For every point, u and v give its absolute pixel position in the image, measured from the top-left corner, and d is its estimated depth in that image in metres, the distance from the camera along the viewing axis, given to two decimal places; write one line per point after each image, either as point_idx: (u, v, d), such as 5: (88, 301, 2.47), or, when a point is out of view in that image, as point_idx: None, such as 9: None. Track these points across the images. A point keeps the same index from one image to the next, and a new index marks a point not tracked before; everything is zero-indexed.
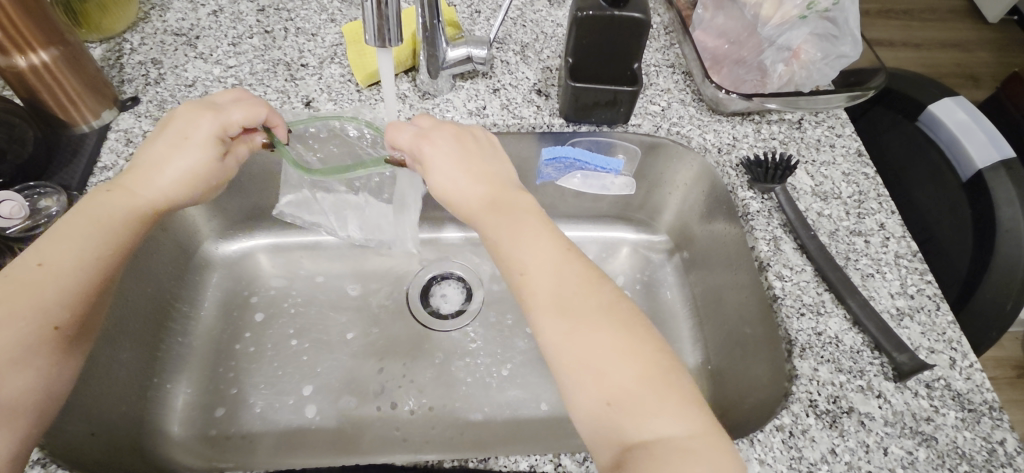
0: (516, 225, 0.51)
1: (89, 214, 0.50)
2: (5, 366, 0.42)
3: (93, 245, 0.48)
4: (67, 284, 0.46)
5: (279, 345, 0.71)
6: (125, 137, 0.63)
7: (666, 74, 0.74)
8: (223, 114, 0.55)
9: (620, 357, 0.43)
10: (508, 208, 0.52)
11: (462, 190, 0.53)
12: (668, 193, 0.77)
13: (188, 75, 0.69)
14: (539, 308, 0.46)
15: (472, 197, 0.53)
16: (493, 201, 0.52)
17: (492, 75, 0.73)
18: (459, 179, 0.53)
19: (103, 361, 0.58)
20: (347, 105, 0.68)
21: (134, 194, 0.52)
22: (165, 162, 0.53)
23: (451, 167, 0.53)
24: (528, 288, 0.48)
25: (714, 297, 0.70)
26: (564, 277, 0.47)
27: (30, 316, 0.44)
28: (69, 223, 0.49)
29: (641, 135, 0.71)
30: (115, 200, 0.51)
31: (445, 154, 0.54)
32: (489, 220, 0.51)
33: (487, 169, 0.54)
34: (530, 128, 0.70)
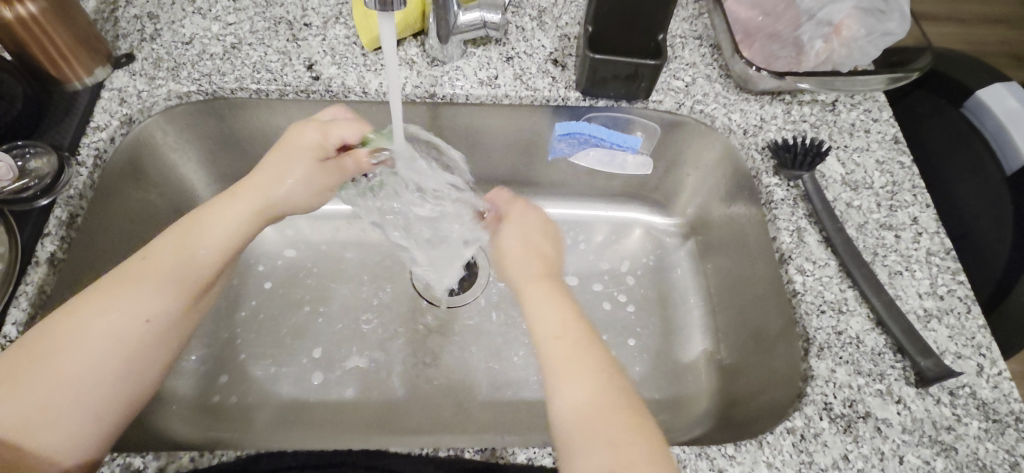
0: (559, 304, 0.50)
1: (207, 215, 0.53)
2: (99, 347, 0.44)
3: (208, 241, 0.52)
4: (171, 279, 0.49)
5: (279, 316, 0.70)
6: (119, 96, 0.61)
7: (693, 46, 0.69)
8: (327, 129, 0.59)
9: (622, 429, 0.42)
10: (550, 291, 0.52)
11: (517, 262, 0.55)
12: (687, 175, 0.73)
13: (185, 32, 0.65)
14: (568, 380, 0.45)
15: (522, 270, 0.54)
16: (547, 281, 0.53)
17: (505, 41, 0.68)
18: (514, 253, 0.55)
19: None
20: (351, 70, 0.64)
21: (245, 200, 0.55)
22: (278, 173, 0.57)
23: (510, 237, 0.56)
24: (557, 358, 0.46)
25: (729, 287, 0.67)
26: (593, 358, 0.46)
27: (126, 305, 0.46)
28: (192, 222, 0.52)
29: (662, 112, 0.66)
30: (231, 203, 0.54)
31: (511, 225, 0.57)
32: (539, 297, 0.51)
33: (545, 249, 0.56)
34: (544, 101, 0.65)
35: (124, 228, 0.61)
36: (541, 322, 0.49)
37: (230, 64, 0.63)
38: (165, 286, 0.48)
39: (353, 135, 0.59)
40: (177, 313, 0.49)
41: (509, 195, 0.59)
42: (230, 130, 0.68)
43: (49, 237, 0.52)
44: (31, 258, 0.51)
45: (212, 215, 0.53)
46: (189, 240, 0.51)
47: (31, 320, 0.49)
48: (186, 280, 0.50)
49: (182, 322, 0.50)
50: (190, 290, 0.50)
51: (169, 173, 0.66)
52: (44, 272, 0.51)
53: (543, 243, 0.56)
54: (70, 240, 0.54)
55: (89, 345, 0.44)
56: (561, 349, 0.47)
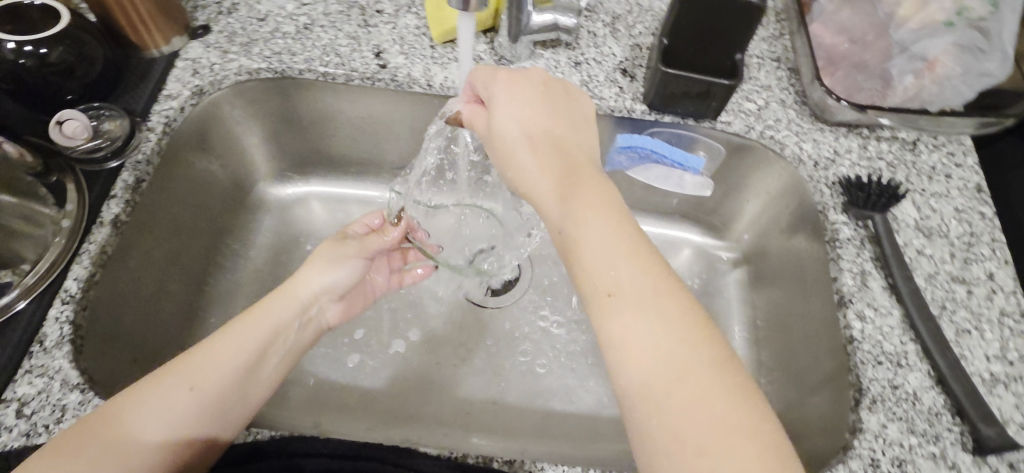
0: (586, 197, 0.43)
1: (265, 302, 0.51)
2: (145, 417, 0.41)
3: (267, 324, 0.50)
4: (228, 355, 0.46)
5: None
6: (193, 67, 0.62)
7: (769, 69, 0.66)
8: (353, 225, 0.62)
9: (706, 368, 0.36)
10: (578, 194, 0.43)
11: (530, 167, 0.46)
12: (748, 199, 0.70)
13: (261, 9, 0.66)
14: (620, 312, 0.38)
15: (535, 163, 0.46)
16: (577, 177, 0.44)
17: (575, 46, 0.67)
18: (514, 145, 0.47)
19: (153, 292, 0.58)
20: (418, 61, 0.64)
21: (302, 290, 0.53)
22: (329, 261, 0.56)
23: (521, 140, 0.46)
24: (600, 281, 0.40)
25: (780, 322, 0.65)
26: (652, 273, 0.40)
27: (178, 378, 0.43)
28: (256, 309, 0.51)
29: (729, 133, 0.64)
30: (287, 295, 0.53)
31: (506, 111, 0.47)
32: (571, 200, 0.43)
33: (566, 136, 0.47)
34: (609, 111, 0.64)
35: (181, 195, 0.62)
36: (580, 237, 0.41)
37: (302, 44, 0.64)
38: (217, 360, 0.45)
39: (376, 220, 0.63)
40: (225, 390, 0.45)
41: (490, 72, 0.49)
42: (294, 109, 0.69)
43: (116, 200, 0.54)
44: (96, 218, 0.53)
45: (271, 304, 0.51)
46: (249, 322, 0.49)
47: (91, 279, 0.50)
48: (241, 356, 0.47)
49: (236, 401, 0.46)
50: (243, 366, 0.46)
51: (230, 144, 0.68)
52: (108, 233, 0.52)
53: (548, 122, 0.47)
54: (134, 204, 0.55)
55: (129, 421, 0.41)
56: (613, 293, 0.39)
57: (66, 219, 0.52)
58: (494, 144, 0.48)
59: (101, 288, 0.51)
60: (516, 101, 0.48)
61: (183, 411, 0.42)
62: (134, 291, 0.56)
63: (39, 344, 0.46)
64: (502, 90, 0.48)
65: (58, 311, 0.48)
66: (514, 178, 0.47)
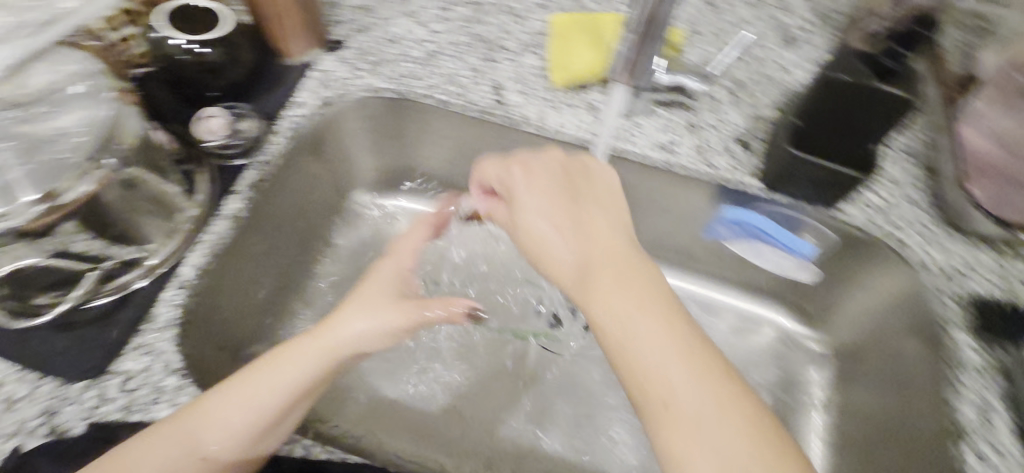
0: (630, 293, 0.39)
1: (280, 356, 0.46)
2: None
3: (283, 386, 0.45)
4: (229, 419, 0.43)
5: None
6: (323, 79, 0.65)
7: (900, 162, 0.62)
8: (404, 254, 0.53)
9: None
10: (623, 286, 0.39)
11: (559, 253, 0.43)
12: (852, 294, 0.66)
13: (393, 31, 0.69)
14: (686, 433, 0.34)
15: (566, 256, 0.42)
16: (608, 260, 0.41)
17: (693, 109, 0.65)
18: (539, 237, 0.44)
19: (246, 284, 0.60)
20: (534, 102, 0.65)
21: (318, 348, 0.46)
22: (358, 317, 0.48)
23: (546, 228, 0.44)
24: (656, 392, 0.35)
25: (871, 434, 0.60)
26: (712, 378, 0.36)
27: (179, 444, 0.42)
28: (270, 361, 0.46)
29: (848, 224, 0.61)
30: (308, 353, 0.46)
31: (526, 198, 0.46)
32: (599, 294, 0.39)
33: (594, 220, 0.44)
34: (720, 181, 0.62)
35: (292, 197, 0.64)
36: (625, 338, 0.37)
37: (427, 71, 0.67)
38: (220, 426, 0.43)
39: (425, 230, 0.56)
40: (231, 453, 0.43)
41: (502, 160, 0.50)
42: (404, 129, 0.69)
43: (237, 196, 0.57)
44: (218, 211, 0.56)
45: (287, 359, 0.46)
46: (260, 380, 0.45)
47: (206, 269, 0.53)
48: (242, 420, 0.43)
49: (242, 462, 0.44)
50: (259, 417, 0.44)
51: (341, 153, 0.70)
52: (228, 227, 0.55)
53: (571, 208, 0.45)
54: (253, 203, 0.58)
55: None
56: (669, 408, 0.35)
57: (191, 209, 0.55)
58: (518, 235, 0.46)
59: (214, 278, 0.54)
60: (536, 187, 0.46)
61: None
62: (238, 284, 0.58)
63: (151, 324, 0.49)
64: (522, 177, 0.48)
65: (171, 295, 0.51)
66: (540, 265, 0.44)
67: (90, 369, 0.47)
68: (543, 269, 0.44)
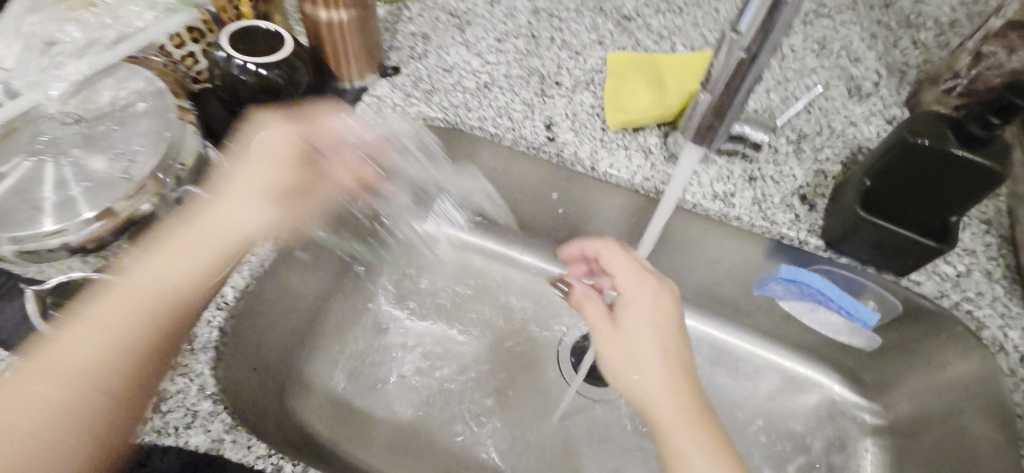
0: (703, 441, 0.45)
1: (158, 260, 0.51)
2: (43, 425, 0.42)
3: (133, 288, 0.48)
4: (94, 340, 0.46)
5: (426, 341, 0.71)
6: (377, 104, 0.65)
7: (975, 230, 0.58)
8: (298, 128, 0.58)
9: None
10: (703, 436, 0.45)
11: (659, 382, 0.46)
12: (912, 367, 0.62)
13: (448, 59, 0.69)
14: None
15: (663, 387, 0.46)
16: (686, 409, 0.46)
17: (753, 159, 0.62)
18: (640, 360, 0.47)
19: (286, 301, 0.62)
20: (587, 141, 0.63)
21: (200, 227, 0.53)
22: (236, 204, 0.55)
23: (653, 356, 0.47)
24: None
25: None
26: None
27: (60, 375, 0.44)
28: (138, 269, 0.50)
29: (915, 292, 0.57)
30: (175, 230, 0.52)
31: (638, 318, 0.48)
32: (685, 435, 0.45)
33: (684, 360, 0.48)
34: (778, 236, 0.59)
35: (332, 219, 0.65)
36: None
37: (479, 102, 0.66)
38: (79, 340, 0.46)
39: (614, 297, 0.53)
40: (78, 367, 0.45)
41: (625, 263, 0.51)
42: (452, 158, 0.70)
43: (282, 220, 0.58)
44: (263, 233, 0.56)
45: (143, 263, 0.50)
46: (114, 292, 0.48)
47: (246, 290, 0.54)
48: (79, 334, 0.46)
49: (90, 382, 0.44)
50: (108, 331, 0.46)
51: None
52: (271, 249, 0.56)
53: (675, 343, 0.48)
54: (298, 226, 0.58)
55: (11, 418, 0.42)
56: None
57: (238, 229, 0.55)
58: (617, 351, 0.48)
59: (251, 298, 0.55)
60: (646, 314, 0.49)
61: (68, 407, 0.43)
62: (269, 303, 0.59)
63: (191, 344, 0.49)
64: (641, 296, 0.49)
65: (211, 315, 0.51)
66: (632, 385, 0.47)
67: (128, 387, 0.46)
68: (631, 388, 0.48)
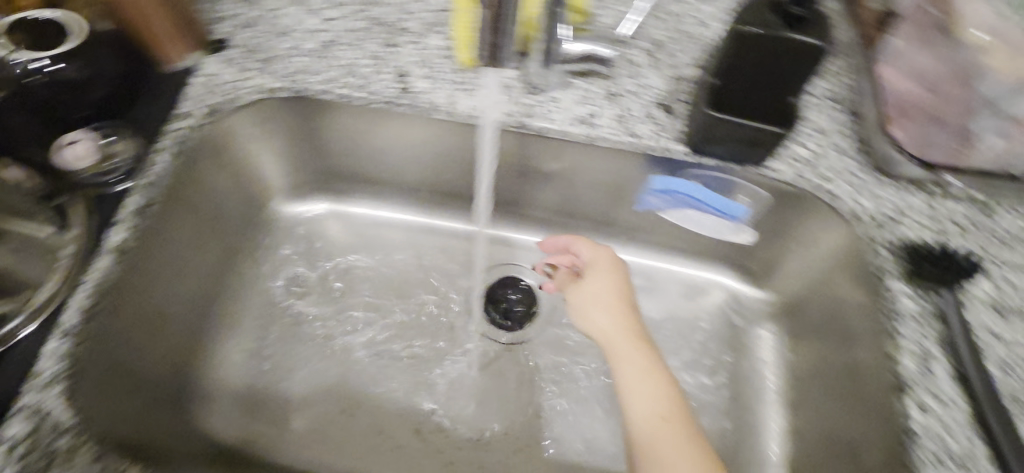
0: (638, 358, 0.51)
1: None
2: None
3: None
4: None
5: (328, 323, 0.69)
6: (208, 83, 0.60)
7: (826, 109, 0.60)
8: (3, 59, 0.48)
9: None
10: (642, 357, 0.51)
11: (604, 316, 0.56)
12: (794, 250, 0.64)
13: (282, 23, 0.63)
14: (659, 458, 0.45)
15: (608, 319, 0.55)
16: (627, 339, 0.53)
17: (611, 76, 0.62)
18: (592, 303, 0.57)
19: (157, 314, 0.57)
20: (442, 86, 0.60)
21: None
22: None
23: (603, 300, 0.57)
24: (656, 437, 0.46)
25: (825, 389, 0.59)
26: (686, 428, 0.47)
27: None
28: None
29: (777, 181, 0.58)
30: None
31: (593, 271, 0.60)
32: (622, 354, 0.52)
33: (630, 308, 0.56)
34: (644, 149, 0.59)
35: (185, 216, 0.59)
36: (630, 385, 0.50)
37: (323, 63, 0.61)
38: None
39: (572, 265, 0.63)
40: None
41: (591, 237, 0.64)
42: (314, 130, 0.67)
43: (120, 226, 0.52)
44: (99, 245, 0.51)
45: None
46: None
47: (93, 309, 0.48)
48: None
49: None
50: None
51: (242, 159, 0.65)
52: (110, 261, 0.50)
53: (623, 292, 0.57)
54: (144, 229, 0.53)
55: None
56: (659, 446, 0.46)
57: (67, 246, 0.50)
58: (576, 299, 0.59)
59: (104, 317, 0.50)
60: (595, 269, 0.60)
61: None
62: (131, 318, 0.54)
63: (34, 379, 0.45)
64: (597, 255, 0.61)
65: (56, 344, 0.46)
66: (588, 323, 0.57)
67: None
68: (587, 328, 0.56)
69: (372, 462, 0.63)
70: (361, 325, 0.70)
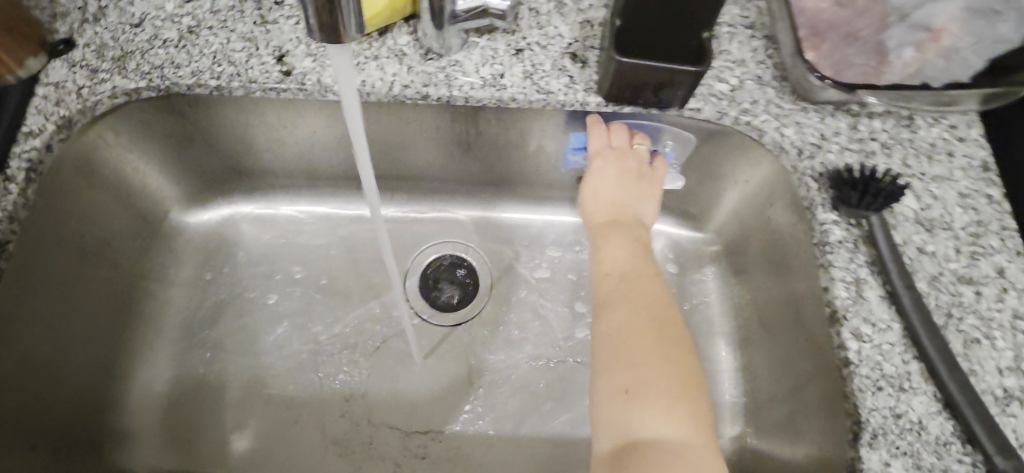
0: (615, 238, 0.54)
1: None
2: None
3: None
4: None
5: (256, 334, 0.65)
6: (56, 93, 0.52)
7: (744, 38, 0.56)
8: None
9: (675, 343, 0.47)
10: (619, 236, 0.55)
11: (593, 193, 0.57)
12: (726, 190, 0.63)
13: (134, 11, 0.55)
14: (613, 308, 0.49)
15: (597, 194, 0.57)
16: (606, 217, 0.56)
17: (514, 29, 0.56)
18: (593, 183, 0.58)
19: (50, 362, 0.52)
20: (329, 63, 0.54)
21: None
22: None
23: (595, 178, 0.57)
24: (613, 296, 0.50)
25: (768, 324, 0.59)
26: (652, 290, 0.50)
27: None
28: None
29: (700, 120, 0.55)
30: None
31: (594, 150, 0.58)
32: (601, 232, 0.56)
33: (625, 187, 0.57)
34: (558, 106, 0.55)
35: (58, 248, 0.53)
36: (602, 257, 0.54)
37: (188, 53, 0.54)
38: None
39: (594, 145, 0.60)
40: None
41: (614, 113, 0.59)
42: (198, 130, 0.60)
43: None
44: None
45: None
46: None
47: None
48: None
49: None
50: None
51: (117, 173, 0.58)
52: None
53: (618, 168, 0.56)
54: None
55: None
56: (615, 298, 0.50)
57: None
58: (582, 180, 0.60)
59: None
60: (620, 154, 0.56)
61: None
62: None
63: None
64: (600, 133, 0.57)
65: None
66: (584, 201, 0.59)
67: None
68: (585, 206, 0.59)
69: (325, 468, 0.61)
70: (292, 332, 0.66)
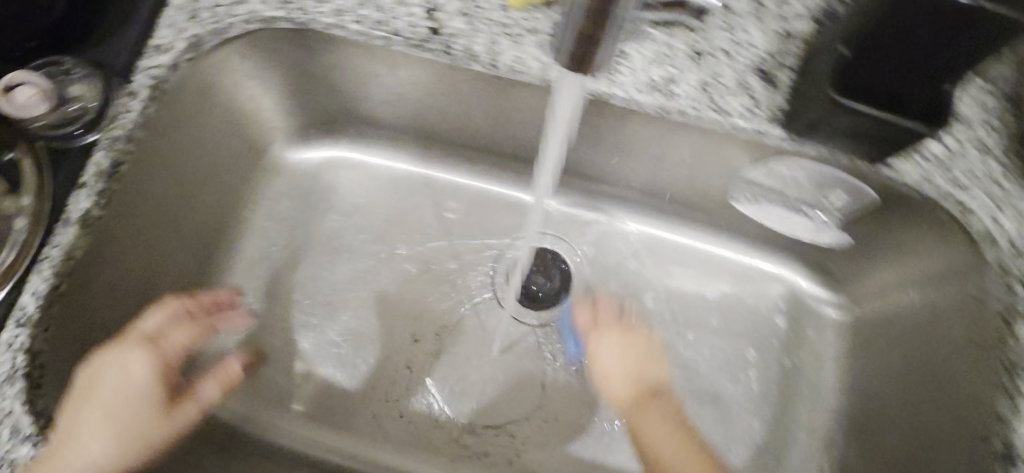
0: (637, 343, 0.55)
1: None
2: None
3: None
4: None
5: (340, 289, 0.62)
6: (192, 7, 0.48)
7: (978, 94, 0.46)
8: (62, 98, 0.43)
9: (681, 430, 0.50)
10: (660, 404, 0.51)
11: (617, 365, 0.53)
12: (889, 257, 0.54)
13: None
14: (646, 417, 0.50)
15: (623, 361, 0.54)
16: (640, 388, 0.52)
17: (698, 28, 0.48)
18: (616, 350, 0.54)
19: (142, 283, 0.51)
20: (482, 28, 0.48)
21: None
22: None
23: (613, 334, 0.55)
24: (644, 413, 0.50)
25: (900, 420, 0.52)
26: (659, 405, 0.51)
27: None
28: None
29: (896, 182, 0.46)
30: None
31: (608, 328, 0.55)
32: (612, 341, 0.55)
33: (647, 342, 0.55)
34: (732, 131, 0.47)
35: (164, 168, 0.50)
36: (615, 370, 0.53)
37: None
38: None
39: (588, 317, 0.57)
40: None
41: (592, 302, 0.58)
42: (323, 67, 0.55)
43: (84, 191, 0.43)
44: (60, 215, 0.42)
45: None
46: None
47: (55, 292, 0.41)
48: None
49: None
50: None
51: (234, 98, 0.55)
52: (76, 234, 0.42)
53: (637, 352, 0.54)
54: (111, 193, 0.44)
55: None
56: (638, 413, 0.51)
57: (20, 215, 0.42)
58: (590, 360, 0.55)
59: (67, 300, 0.42)
60: (619, 330, 0.55)
61: None
62: (100, 293, 0.46)
63: None
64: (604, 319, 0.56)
65: (11, 335, 0.39)
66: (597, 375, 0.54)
67: None
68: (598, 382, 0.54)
69: (383, 442, 0.59)
70: (376, 295, 0.63)
